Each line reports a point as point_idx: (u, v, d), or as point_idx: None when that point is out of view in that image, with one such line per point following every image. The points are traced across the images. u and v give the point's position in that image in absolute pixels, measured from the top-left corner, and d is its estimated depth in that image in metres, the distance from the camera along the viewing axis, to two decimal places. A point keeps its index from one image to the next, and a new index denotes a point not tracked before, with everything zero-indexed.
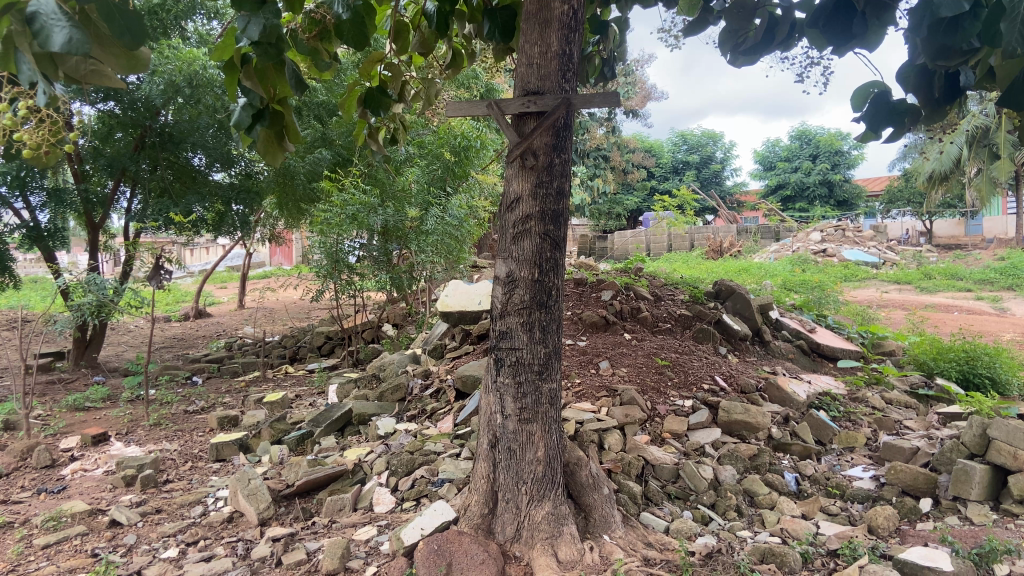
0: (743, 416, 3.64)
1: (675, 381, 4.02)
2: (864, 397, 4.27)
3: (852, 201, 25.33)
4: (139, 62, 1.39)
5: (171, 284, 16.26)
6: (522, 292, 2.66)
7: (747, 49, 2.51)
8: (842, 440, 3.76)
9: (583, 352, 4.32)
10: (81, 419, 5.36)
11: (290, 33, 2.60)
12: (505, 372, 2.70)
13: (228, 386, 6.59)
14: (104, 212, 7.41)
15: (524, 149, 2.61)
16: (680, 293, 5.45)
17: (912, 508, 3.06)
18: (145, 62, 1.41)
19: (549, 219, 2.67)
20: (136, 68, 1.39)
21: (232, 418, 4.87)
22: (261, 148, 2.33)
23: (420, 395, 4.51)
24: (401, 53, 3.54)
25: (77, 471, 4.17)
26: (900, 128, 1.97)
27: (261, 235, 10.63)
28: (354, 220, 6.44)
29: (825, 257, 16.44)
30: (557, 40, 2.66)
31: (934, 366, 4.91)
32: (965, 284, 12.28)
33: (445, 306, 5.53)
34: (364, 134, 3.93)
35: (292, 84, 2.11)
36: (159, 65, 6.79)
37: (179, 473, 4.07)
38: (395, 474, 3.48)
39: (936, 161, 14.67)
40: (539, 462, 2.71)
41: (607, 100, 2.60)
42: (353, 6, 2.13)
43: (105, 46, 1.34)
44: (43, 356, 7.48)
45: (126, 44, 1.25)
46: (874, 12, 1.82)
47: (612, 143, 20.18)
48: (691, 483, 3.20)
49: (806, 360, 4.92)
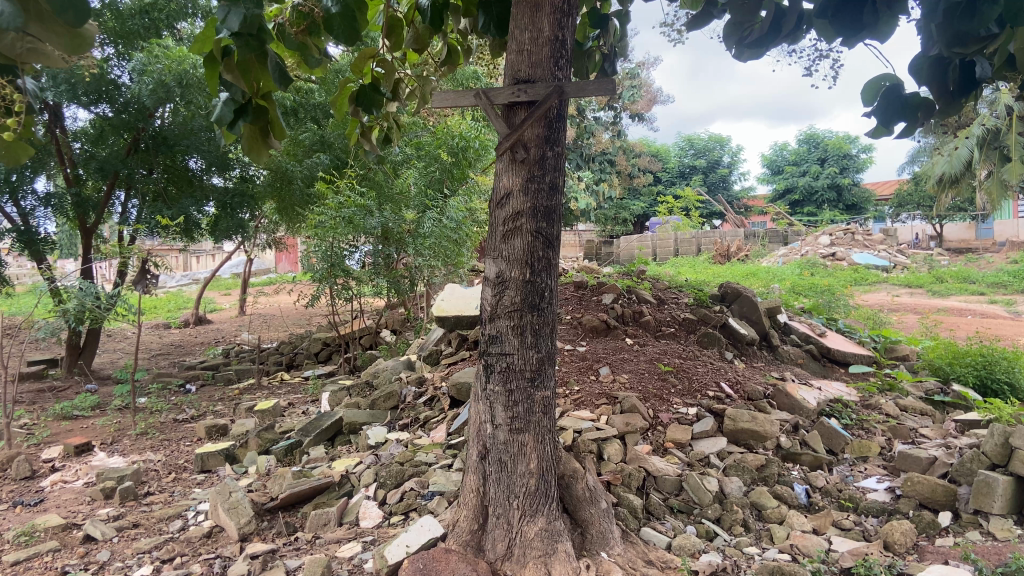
0: (749, 425, 3.43)
1: (679, 388, 3.81)
2: (878, 404, 4.04)
3: (861, 205, 25.02)
4: (85, 43, 1.15)
5: (171, 294, 16.16)
6: (512, 294, 2.50)
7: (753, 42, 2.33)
8: (855, 450, 3.56)
9: (581, 358, 4.15)
10: (67, 429, 5.23)
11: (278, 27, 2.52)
12: (495, 379, 2.54)
13: (222, 394, 6.45)
14: (97, 218, 7.30)
15: (514, 141, 2.46)
16: (684, 296, 5.25)
17: (930, 523, 2.88)
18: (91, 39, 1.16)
19: (541, 216, 2.51)
20: (81, 50, 1.14)
21: (220, 428, 4.71)
22: (244, 144, 2.11)
23: (413, 403, 4.34)
24: (394, 50, 3.36)
25: (57, 482, 4.04)
26: (913, 124, 1.81)
27: (263, 240, 10.50)
28: (350, 223, 6.28)
29: (835, 261, 16.17)
30: (549, 25, 2.51)
31: (950, 372, 4.67)
32: (978, 287, 12.03)
33: (441, 310, 5.33)
34: (356, 133, 3.77)
35: (276, 77, 1.96)
36: (148, 64, 6.62)
37: (160, 485, 3.91)
38: (383, 487, 3.30)
39: (946, 162, 14.43)
40: (532, 474, 2.54)
41: (602, 88, 2.43)
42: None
43: (45, 20, 1.11)
44: (35, 364, 7.36)
45: (68, 22, 1.07)
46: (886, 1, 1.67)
47: (617, 147, 20.02)
48: (695, 495, 3.02)
49: (816, 366, 4.69)
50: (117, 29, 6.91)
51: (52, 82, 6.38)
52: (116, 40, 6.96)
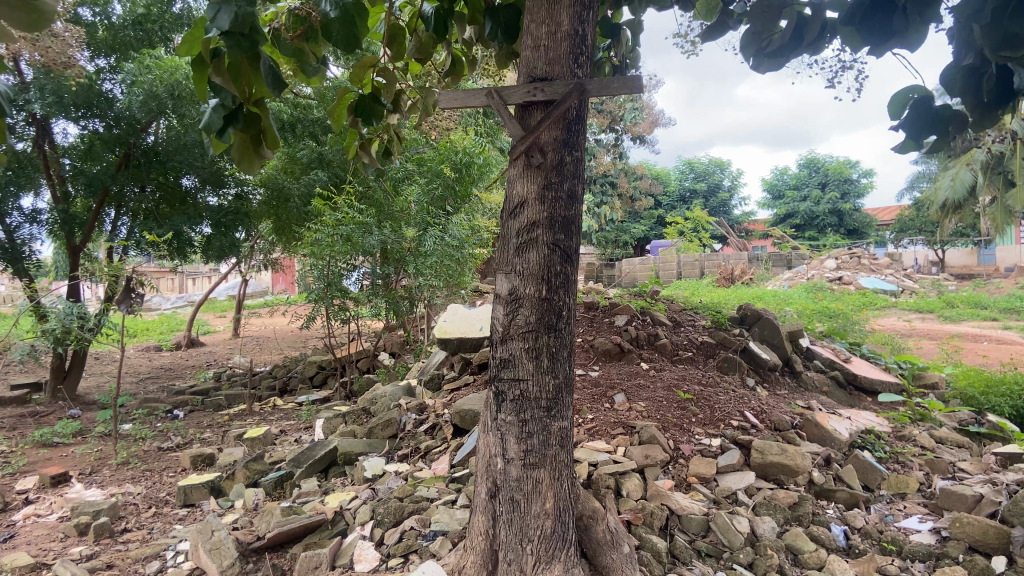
0: (779, 458, 3.16)
1: (700, 417, 3.54)
2: (911, 436, 3.77)
3: (863, 230, 24.79)
4: (44, 18, 1.06)
5: (165, 316, 15.87)
6: (527, 313, 2.24)
7: (773, 51, 2.20)
8: (892, 486, 3.28)
9: (595, 384, 3.89)
10: (45, 457, 4.95)
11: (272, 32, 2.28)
12: (507, 409, 2.27)
13: (210, 420, 6.16)
14: (84, 237, 7.05)
15: (530, 143, 2.21)
16: (701, 318, 5.00)
17: (985, 569, 2.60)
18: (51, 17, 1.07)
19: (559, 227, 2.27)
20: (39, 26, 1.05)
21: (206, 457, 4.43)
22: (234, 156, 1.87)
23: (413, 431, 4.06)
24: (396, 60, 3.15)
25: (30, 516, 3.77)
26: (944, 138, 1.68)
27: (258, 262, 10.27)
28: (348, 241, 6.02)
29: (841, 285, 15.91)
30: (568, 19, 2.28)
31: (984, 402, 4.38)
32: (990, 313, 11.76)
33: (444, 331, 5.08)
34: (355, 146, 3.54)
35: (271, 84, 1.71)
36: (139, 74, 6.54)
37: (139, 521, 3.62)
38: (380, 526, 3.02)
39: (950, 189, 14.24)
40: (548, 516, 2.27)
41: (627, 85, 2.19)
42: (343, 2, 1.77)
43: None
44: (19, 388, 7.07)
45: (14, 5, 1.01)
46: (918, 8, 1.56)
47: (619, 169, 19.78)
48: (724, 537, 2.73)
49: (842, 394, 4.41)
50: (110, 41, 6.79)
51: (39, 93, 6.18)
52: (109, 53, 6.85)
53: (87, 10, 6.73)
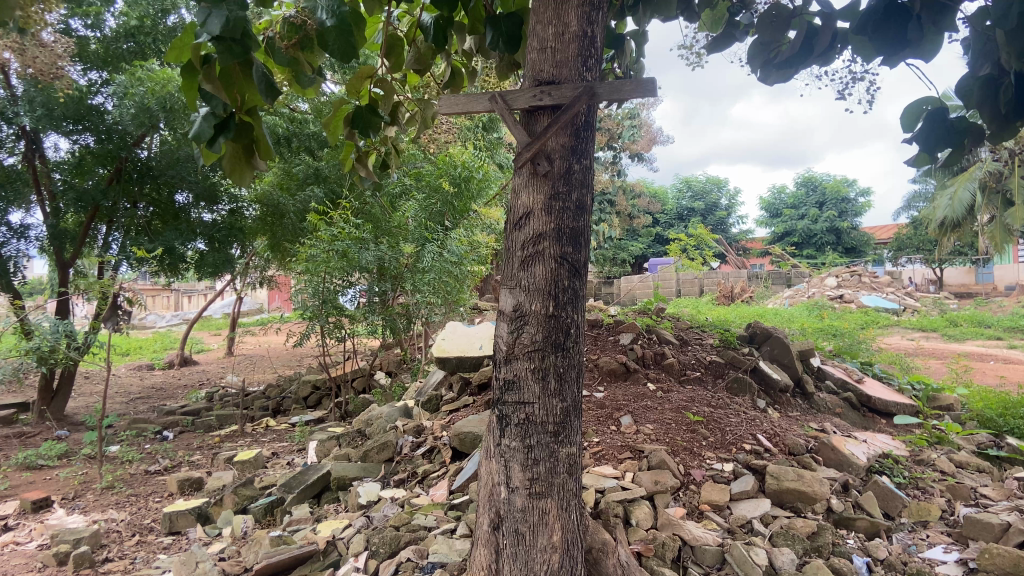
0: (796, 484, 3.01)
1: (711, 441, 3.38)
2: (930, 460, 3.63)
3: (861, 248, 24.72)
4: None
5: (159, 335, 15.67)
6: (532, 332, 2.10)
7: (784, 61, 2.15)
8: (913, 514, 3.13)
9: (601, 406, 3.74)
10: (27, 481, 4.77)
11: (268, 42, 2.07)
12: (511, 434, 2.12)
13: (200, 442, 5.98)
14: (74, 252, 6.90)
15: (535, 151, 2.08)
16: (708, 337, 4.87)
17: None
18: None
19: (566, 239, 2.13)
20: None
21: (194, 481, 4.26)
22: (225, 167, 1.73)
23: (410, 455, 3.90)
24: (394, 71, 3.01)
25: (8, 544, 3.59)
26: (958, 149, 1.80)
27: (254, 279, 10.10)
28: (344, 257, 5.88)
29: (842, 303, 15.80)
30: (576, 19, 2.16)
31: (1002, 424, 4.24)
32: (994, 332, 11.64)
33: (442, 350, 4.92)
34: (352, 160, 3.40)
35: (264, 92, 1.56)
36: (131, 86, 6.41)
37: (121, 551, 3.44)
38: (374, 557, 2.84)
39: (949, 208, 14.21)
40: (555, 549, 2.11)
41: (640, 89, 2.06)
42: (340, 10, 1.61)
43: None
44: (4, 408, 6.88)
45: None
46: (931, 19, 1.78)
47: (617, 187, 19.70)
48: (741, 570, 2.53)
49: (856, 415, 4.26)
50: (102, 54, 6.74)
51: (28, 106, 6.08)
52: (101, 66, 6.79)
53: (79, 23, 6.66)
